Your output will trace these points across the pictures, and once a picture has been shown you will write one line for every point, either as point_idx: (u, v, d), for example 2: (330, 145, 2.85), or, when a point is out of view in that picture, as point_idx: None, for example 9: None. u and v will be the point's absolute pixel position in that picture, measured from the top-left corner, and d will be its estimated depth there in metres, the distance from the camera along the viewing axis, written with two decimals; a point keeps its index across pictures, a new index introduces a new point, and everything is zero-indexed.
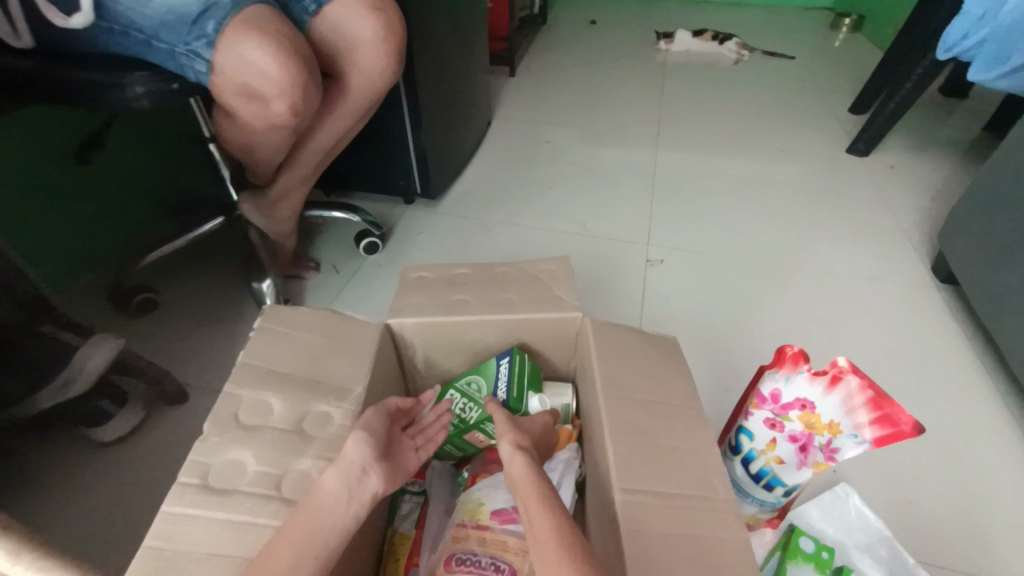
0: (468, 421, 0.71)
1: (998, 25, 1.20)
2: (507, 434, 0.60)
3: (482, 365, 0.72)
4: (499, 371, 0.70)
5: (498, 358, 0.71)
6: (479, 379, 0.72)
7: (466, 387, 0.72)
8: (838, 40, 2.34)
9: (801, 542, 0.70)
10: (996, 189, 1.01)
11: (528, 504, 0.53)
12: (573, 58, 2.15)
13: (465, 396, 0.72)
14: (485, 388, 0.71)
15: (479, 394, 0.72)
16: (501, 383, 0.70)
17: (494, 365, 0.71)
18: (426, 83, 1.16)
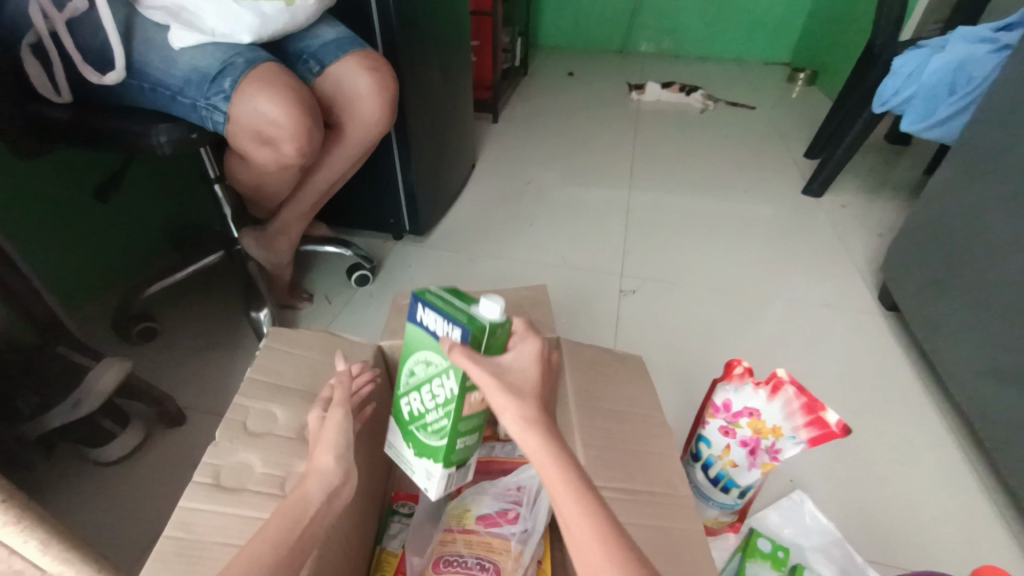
0: (444, 401, 0.55)
1: (924, 83, 1.35)
2: (506, 408, 0.49)
3: (417, 340, 0.57)
4: (423, 326, 0.56)
5: (417, 316, 0.56)
6: (416, 358, 0.58)
7: (415, 376, 0.59)
8: (794, 92, 2.56)
9: (759, 543, 0.75)
10: (927, 225, 1.13)
11: (550, 494, 0.47)
12: (552, 105, 2.32)
13: (419, 384, 0.58)
14: (424, 358, 0.57)
15: (433, 365, 0.56)
16: (438, 332, 0.53)
17: (422, 325, 0.55)
18: (416, 130, 1.26)
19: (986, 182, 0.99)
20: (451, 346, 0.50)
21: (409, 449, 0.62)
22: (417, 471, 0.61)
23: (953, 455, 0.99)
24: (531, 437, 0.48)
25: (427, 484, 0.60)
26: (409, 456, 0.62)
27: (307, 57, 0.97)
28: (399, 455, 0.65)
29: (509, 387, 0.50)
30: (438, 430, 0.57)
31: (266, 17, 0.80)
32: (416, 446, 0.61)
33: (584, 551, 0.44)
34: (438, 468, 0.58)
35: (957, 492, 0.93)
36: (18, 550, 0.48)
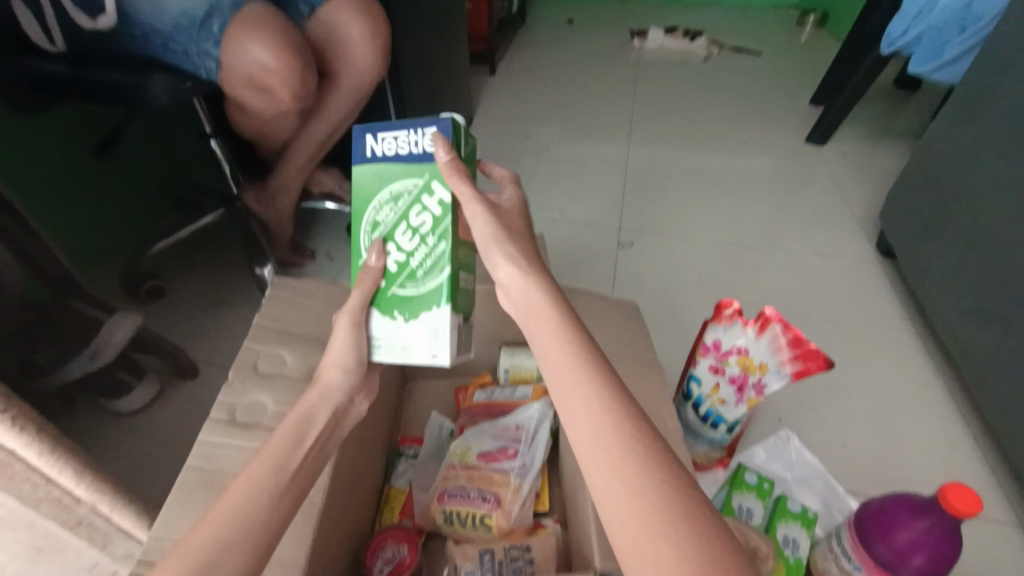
0: (432, 226, 0.52)
1: (932, 21, 1.31)
2: (498, 247, 0.50)
3: (371, 179, 0.53)
4: (377, 157, 0.53)
5: (370, 149, 0.53)
6: (377, 201, 0.53)
7: (381, 227, 0.53)
8: (804, 36, 2.47)
9: (745, 476, 0.79)
10: (925, 167, 1.12)
11: (536, 332, 0.46)
12: (552, 55, 2.26)
13: (389, 232, 0.53)
14: (388, 194, 0.53)
15: (400, 193, 0.53)
16: (403, 148, 0.52)
17: (377, 156, 0.53)
18: (410, 81, 1.25)
19: (984, 121, 0.98)
20: (447, 159, 0.49)
21: (395, 323, 0.53)
22: (414, 340, 0.53)
23: (938, 393, 1.03)
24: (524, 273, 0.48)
25: (436, 348, 0.52)
26: (399, 330, 0.53)
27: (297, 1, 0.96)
28: (380, 345, 0.54)
29: (500, 224, 0.51)
30: (433, 266, 0.52)
31: None
32: (407, 310, 0.53)
33: (572, 393, 0.41)
34: (446, 311, 0.52)
35: (937, 428, 0.98)
36: (54, 478, 0.52)
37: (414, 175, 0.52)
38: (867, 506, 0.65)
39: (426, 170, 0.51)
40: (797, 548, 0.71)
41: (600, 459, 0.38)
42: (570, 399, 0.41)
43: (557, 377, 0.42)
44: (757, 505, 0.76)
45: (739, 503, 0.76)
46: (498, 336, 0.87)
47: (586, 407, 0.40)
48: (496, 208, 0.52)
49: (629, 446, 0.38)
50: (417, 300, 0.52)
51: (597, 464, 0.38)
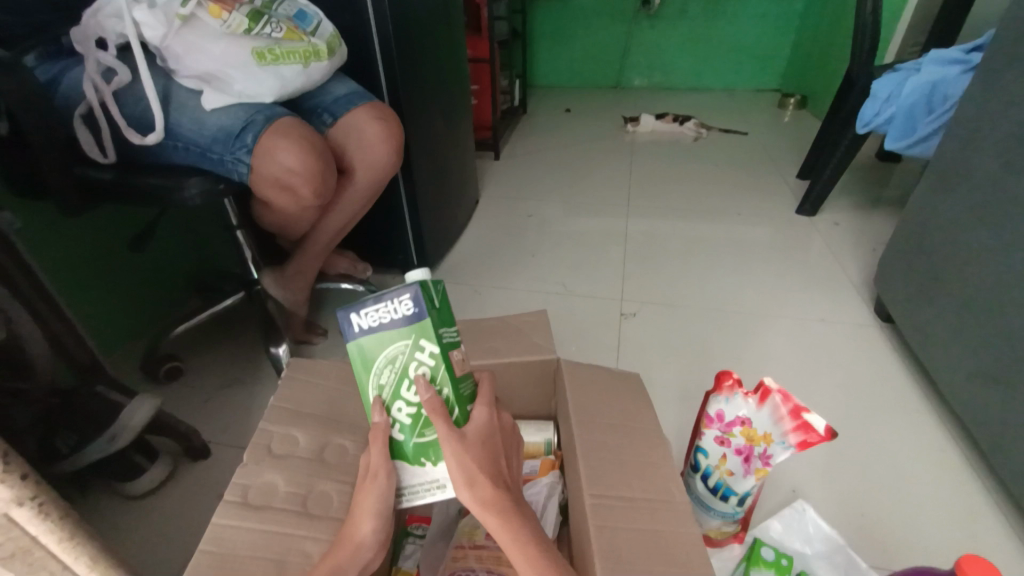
0: (433, 375, 0.52)
1: (901, 105, 1.41)
2: (462, 487, 0.53)
3: (362, 350, 0.51)
4: (364, 330, 0.51)
5: (349, 327, 0.51)
6: (376, 367, 0.52)
7: (386, 387, 0.53)
8: (787, 116, 2.65)
9: (762, 551, 0.77)
10: (912, 235, 1.17)
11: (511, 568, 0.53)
12: (551, 141, 2.43)
13: (396, 390, 0.53)
14: (385, 358, 0.52)
15: (394, 352, 0.51)
16: (387, 315, 0.50)
17: (359, 331, 0.51)
18: (420, 170, 1.35)
19: (962, 191, 1.03)
20: (428, 401, 0.52)
21: (425, 469, 0.55)
22: (448, 479, 0.55)
23: (955, 461, 1.01)
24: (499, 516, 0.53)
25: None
26: (429, 475, 0.55)
27: (322, 111, 1.07)
28: (414, 490, 0.56)
29: (466, 460, 0.52)
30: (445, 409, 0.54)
31: (285, 80, 0.91)
32: (433, 454, 0.55)
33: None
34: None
35: (959, 496, 0.95)
36: (69, 566, 0.52)
37: (402, 338, 0.51)
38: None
39: (408, 330, 0.50)
40: None
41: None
42: None
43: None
44: None
45: None
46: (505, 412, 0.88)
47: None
48: (463, 439, 0.52)
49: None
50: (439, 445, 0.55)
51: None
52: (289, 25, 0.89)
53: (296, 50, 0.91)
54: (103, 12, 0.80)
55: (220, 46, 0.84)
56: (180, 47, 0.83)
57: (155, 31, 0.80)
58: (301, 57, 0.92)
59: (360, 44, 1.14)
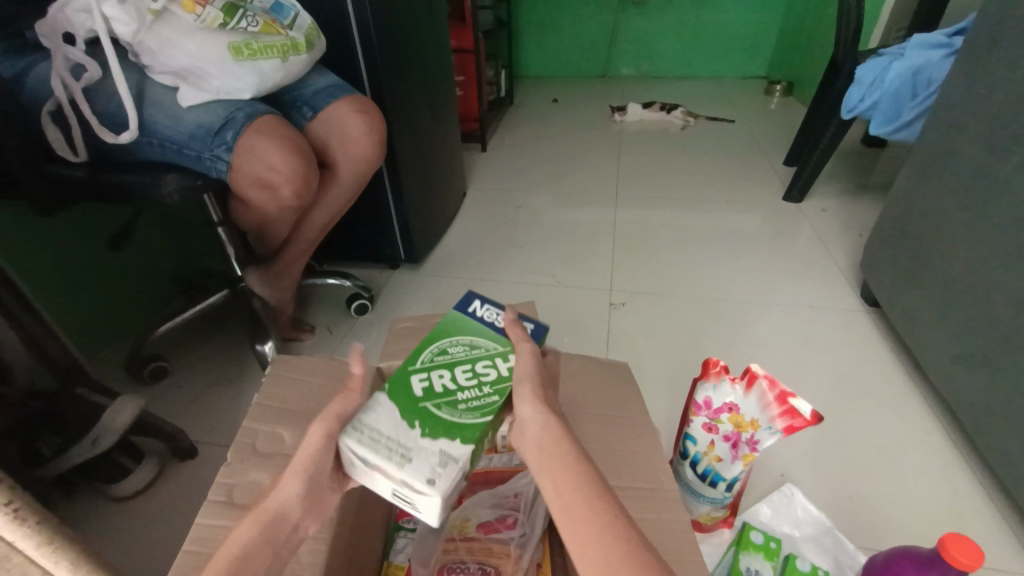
0: (494, 379, 0.55)
1: (885, 90, 1.41)
2: (526, 382, 0.53)
3: (460, 324, 0.60)
4: (474, 315, 0.60)
5: (469, 305, 0.62)
6: (456, 339, 0.58)
7: (447, 355, 0.57)
8: (774, 103, 2.66)
9: (751, 536, 0.79)
10: (895, 220, 1.18)
11: (556, 479, 0.47)
12: (538, 132, 2.43)
13: (452, 363, 0.56)
14: (470, 340, 0.58)
15: (483, 344, 0.58)
16: (498, 320, 0.60)
17: (471, 313, 0.61)
18: (405, 165, 1.33)
19: (943, 176, 1.04)
20: (514, 319, 0.59)
21: (408, 432, 0.49)
22: (418, 456, 0.47)
23: (939, 442, 1.02)
24: (562, 430, 0.50)
25: (437, 472, 0.46)
26: (406, 441, 0.48)
27: (301, 104, 1.04)
28: (379, 437, 0.48)
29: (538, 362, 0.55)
30: (477, 407, 0.52)
31: (264, 74, 0.89)
32: (428, 427, 0.50)
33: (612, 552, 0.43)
34: (469, 450, 0.49)
35: (942, 476, 0.97)
36: None
37: (497, 340, 0.58)
38: (873, 563, 0.69)
39: (508, 340, 0.59)
40: None
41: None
42: (593, 556, 0.43)
43: (574, 519, 0.45)
44: (765, 567, 0.75)
45: (747, 566, 0.75)
46: None
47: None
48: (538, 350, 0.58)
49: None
50: (440, 423, 0.50)
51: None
52: (266, 18, 0.87)
53: (274, 44, 0.89)
54: (72, 6, 0.77)
55: (197, 42, 0.81)
56: (154, 43, 0.80)
57: (126, 26, 0.77)
58: (280, 51, 0.90)
59: (340, 35, 1.12)
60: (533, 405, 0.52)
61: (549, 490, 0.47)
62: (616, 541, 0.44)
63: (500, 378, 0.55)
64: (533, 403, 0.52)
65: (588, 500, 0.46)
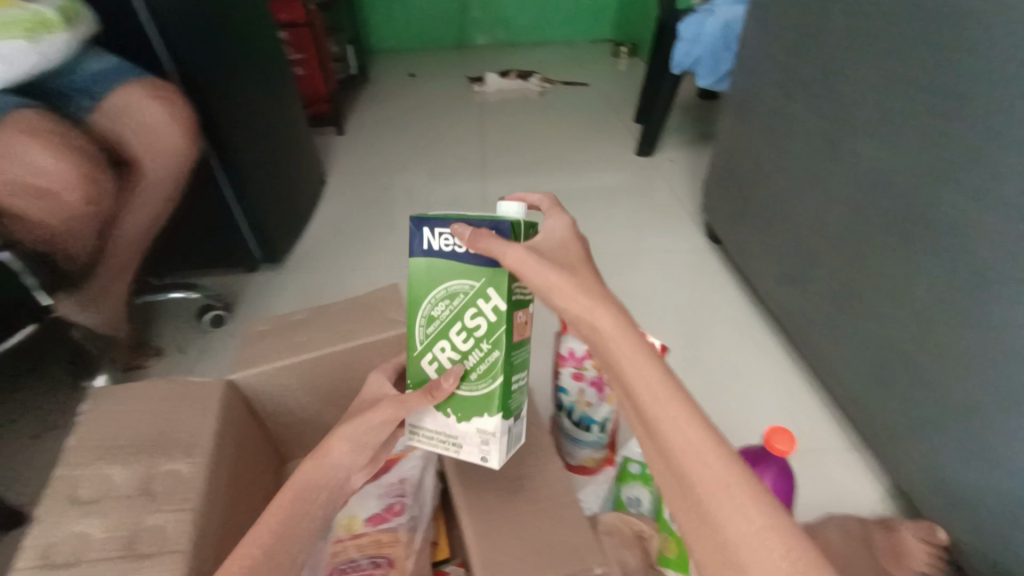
0: (486, 332, 0.57)
1: (703, 44, 1.56)
2: (554, 289, 0.50)
3: (429, 277, 0.58)
4: (434, 251, 0.57)
5: (423, 243, 0.57)
6: (433, 299, 0.59)
7: (437, 320, 0.59)
8: (622, 65, 2.81)
9: (630, 467, 0.84)
10: (721, 163, 1.32)
11: (625, 376, 0.46)
12: (397, 108, 2.34)
13: (445, 330, 0.59)
14: (445, 291, 0.58)
15: (458, 291, 0.57)
16: (459, 247, 0.56)
17: (430, 253, 0.57)
18: (249, 159, 1.23)
19: (752, 119, 1.17)
20: (472, 233, 0.52)
21: (448, 421, 0.60)
22: (463, 441, 0.60)
23: (774, 351, 1.19)
24: (634, 338, 0.47)
25: (483, 451, 0.59)
26: (450, 430, 0.60)
27: (76, 93, 0.88)
28: (431, 436, 0.61)
29: (539, 263, 0.50)
30: (485, 371, 0.58)
31: (11, 57, 0.75)
32: (459, 412, 0.59)
33: (672, 436, 0.42)
34: (496, 420, 0.58)
35: (777, 379, 1.13)
36: None
37: (469, 278, 0.56)
38: None
39: (482, 274, 0.55)
40: None
41: (728, 530, 0.39)
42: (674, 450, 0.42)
43: (649, 414, 0.44)
44: (644, 492, 0.82)
45: (628, 495, 0.82)
46: None
47: (697, 474, 0.41)
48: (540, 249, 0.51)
49: (764, 529, 0.39)
50: (461, 400, 0.59)
51: (718, 541, 0.39)
52: None
53: (14, 20, 0.76)
54: None
55: None
56: None
57: None
58: (26, 29, 0.76)
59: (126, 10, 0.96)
60: (571, 299, 0.49)
61: (623, 388, 0.46)
62: (694, 437, 0.42)
63: (492, 328, 0.57)
64: (588, 315, 0.49)
65: (645, 390, 0.44)
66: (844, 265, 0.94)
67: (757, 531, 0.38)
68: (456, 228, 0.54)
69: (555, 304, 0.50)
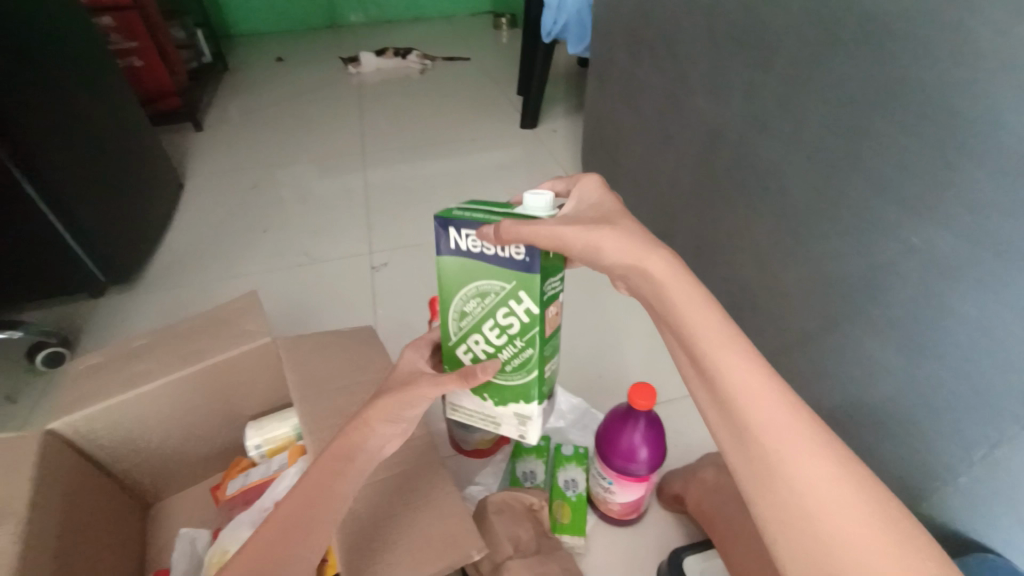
0: (519, 330, 0.53)
1: (568, 11, 1.55)
2: (602, 245, 0.47)
3: (459, 274, 0.53)
4: (463, 252, 0.51)
5: (449, 241, 0.51)
6: (464, 295, 0.54)
7: (469, 316, 0.55)
8: (503, 37, 2.76)
9: (524, 442, 0.84)
10: (593, 129, 1.33)
11: (676, 317, 0.44)
12: (265, 97, 2.15)
13: (477, 325, 0.55)
14: (477, 290, 0.53)
15: (489, 290, 0.52)
16: (487, 250, 0.50)
17: (458, 250, 0.51)
18: (59, 164, 1.05)
19: (612, 83, 1.19)
20: (497, 230, 0.47)
21: (486, 403, 0.59)
22: (503, 421, 0.59)
23: None
24: (690, 283, 0.45)
25: (522, 430, 0.58)
26: (490, 411, 0.59)
27: None
28: (471, 413, 0.61)
29: (582, 231, 0.46)
30: (519, 365, 0.55)
31: None
32: (497, 397, 0.58)
33: (727, 373, 0.40)
34: (533, 408, 0.56)
35: None
36: None
37: (499, 277, 0.51)
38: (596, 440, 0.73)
39: (513, 276, 0.50)
40: (577, 486, 0.80)
41: (789, 466, 0.37)
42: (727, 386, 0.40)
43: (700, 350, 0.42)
44: (538, 465, 0.82)
45: (523, 471, 0.81)
46: (241, 413, 0.80)
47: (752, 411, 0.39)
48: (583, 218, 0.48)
49: (833, 477, 0.36)
50: (499, 389, 0.57)
51: (769, 476, 0.37)
52: None
53: None
54: None
55: None
56: None
57: None
58: None
59: None
60: (623, 252, 0.47)
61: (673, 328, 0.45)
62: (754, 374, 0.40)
63: (524, 325, 0.52)
64: (638, 264, 0.47)
65: (701, 328, 0.43)
66: (698, 218, 0.99)
67: (829, 477, 0.36)
68: (484, 233, 0.48)
69: (603, 260, 0.48)
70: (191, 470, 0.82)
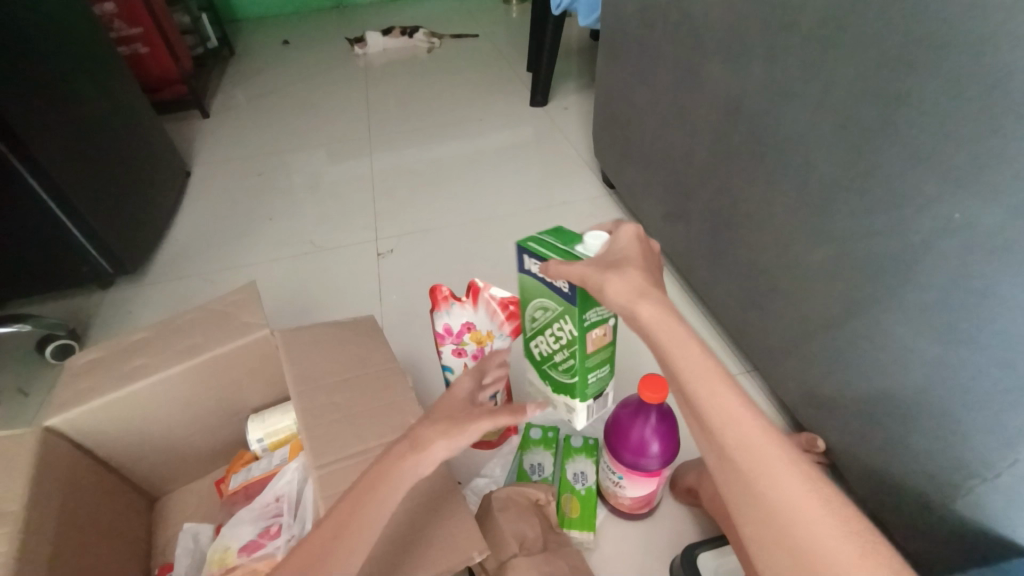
0: (567, 342, 0.60)
1: None
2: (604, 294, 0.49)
3: (530, 286, 0.62)
4: (530, 272, 0.60)
5: (522, 261, 0.60)
6: (533, 303, 0.63)
7: (537, 319, 0.64)
8: (513, 11, 2.67)
9: (531, 434, 0.83)
10: (605, 105, 1.27)
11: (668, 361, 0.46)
12: (271, 81, 2.12)
13: (542, 328, 0.64)
14: (540, 303, 0.61)
15: (549, 305, 0.60)
16: (545, 277, 0.57)
17: (528, 270, 0.60)
18: (61, 156, 1.03)
19: (624, 54, 1.12)
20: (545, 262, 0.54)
21: (548, 389, 0.69)
22: (558, 407, 0.68)
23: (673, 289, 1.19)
24: (681, 328, 0.47)
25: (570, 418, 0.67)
26: (554, 396, 0.68)
27: None
28: (540, 391, 0.71)
29: (595, 279, 0.50)
30: (567, 368, 0.63)
31: None
32: (553, 386, 0.67)
33: (715, 419, 0.43)
34: (576, 404, 0.65)
35: None
36: None
37: (550, 296, 0.59)
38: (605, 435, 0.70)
39: (560, 301, 0.57)
40: (586, 479, 0.77)
41: (773, 503, 0.40)
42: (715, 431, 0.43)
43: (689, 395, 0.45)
44: (545, 457, 0.80)
45: (530, 463, 0.80)
46: (243, 406, 0.79)
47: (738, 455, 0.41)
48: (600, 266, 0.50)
49: (817, 514, 0.39)
50: (556, 382, 0.66)
51: (758, 514, 0.40)
52: None
53: None
54: None
55: None
56: None
57: None
58: None
59: None
60: (626, 301, 0.48)
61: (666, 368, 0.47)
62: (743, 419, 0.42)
63: (569, 338, 0.59)
64: (632, 306, 0.49)
65: (688, 376, 0.45)
66: (715, 198, 0.94)
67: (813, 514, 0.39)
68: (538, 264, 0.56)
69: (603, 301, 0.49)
70: (196, 462, 0.82)
